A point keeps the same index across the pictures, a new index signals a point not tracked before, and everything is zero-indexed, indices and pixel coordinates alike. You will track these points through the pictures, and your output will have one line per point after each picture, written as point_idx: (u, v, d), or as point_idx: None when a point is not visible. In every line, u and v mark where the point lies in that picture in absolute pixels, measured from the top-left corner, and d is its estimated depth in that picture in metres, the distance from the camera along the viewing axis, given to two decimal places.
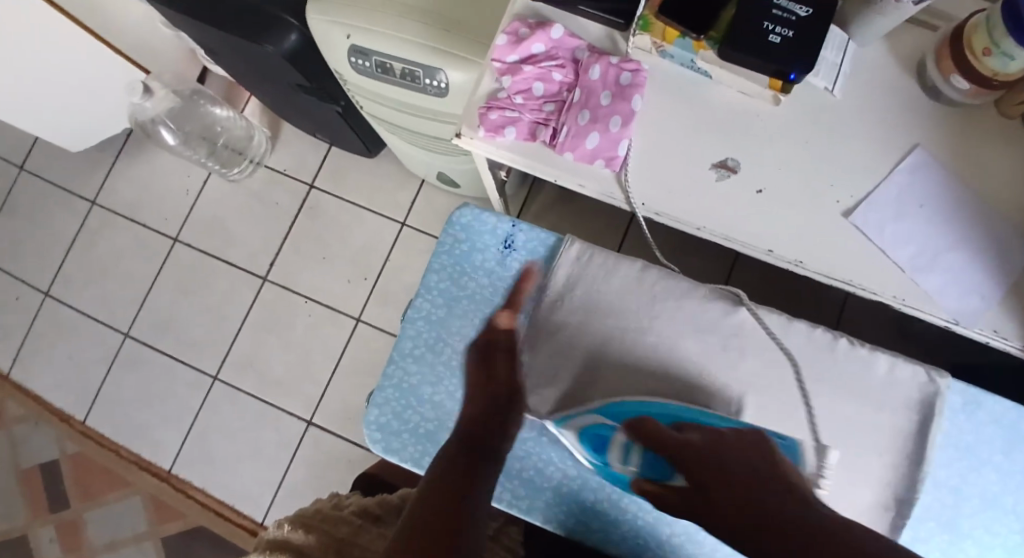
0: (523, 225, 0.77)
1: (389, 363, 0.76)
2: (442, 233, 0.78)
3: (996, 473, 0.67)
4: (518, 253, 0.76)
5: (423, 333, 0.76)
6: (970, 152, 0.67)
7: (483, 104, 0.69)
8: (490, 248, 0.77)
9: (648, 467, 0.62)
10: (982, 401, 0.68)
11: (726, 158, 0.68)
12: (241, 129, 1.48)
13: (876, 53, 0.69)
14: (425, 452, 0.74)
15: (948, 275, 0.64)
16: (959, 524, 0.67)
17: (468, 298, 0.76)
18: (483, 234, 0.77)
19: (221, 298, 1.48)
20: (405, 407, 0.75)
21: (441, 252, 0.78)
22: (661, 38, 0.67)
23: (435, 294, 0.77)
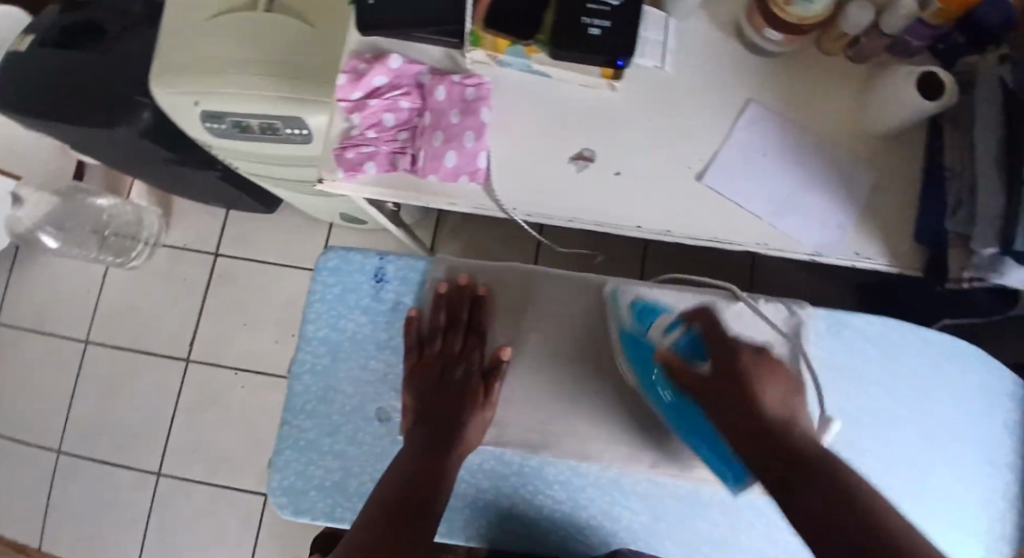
0: (391, 255, 0.70)
1: (282, 425, 0.69)
2: (312, 280, 0.71)
3: (883, 386, 0.67)
4: (392, 284, 0.70)
5: (311, 386, 0.69)
6: (800, 96, 0.71)
7: (338, 145, 0.70)
8: (362, 286, 0.70)
9: (685, 344, 0.59)
10: (847, 320, 0.68)
11: (581, 150, 0.71)
12: (130, 214, 1.44)
13: (696, 22, 0.73)
14: (336, 504, 0.68)
15: (802, 214, 0.68)
16: (857, 445, 0.66)
17: (349, 341, 0.69)
18: (354, 274, 0.70)
19: (148, 389, 1.42)
20: (308, 464, 0.68)
21: (313, 301, 0.70)
22: (493, 49, 0.69)
23: (315, 344, 0.70)
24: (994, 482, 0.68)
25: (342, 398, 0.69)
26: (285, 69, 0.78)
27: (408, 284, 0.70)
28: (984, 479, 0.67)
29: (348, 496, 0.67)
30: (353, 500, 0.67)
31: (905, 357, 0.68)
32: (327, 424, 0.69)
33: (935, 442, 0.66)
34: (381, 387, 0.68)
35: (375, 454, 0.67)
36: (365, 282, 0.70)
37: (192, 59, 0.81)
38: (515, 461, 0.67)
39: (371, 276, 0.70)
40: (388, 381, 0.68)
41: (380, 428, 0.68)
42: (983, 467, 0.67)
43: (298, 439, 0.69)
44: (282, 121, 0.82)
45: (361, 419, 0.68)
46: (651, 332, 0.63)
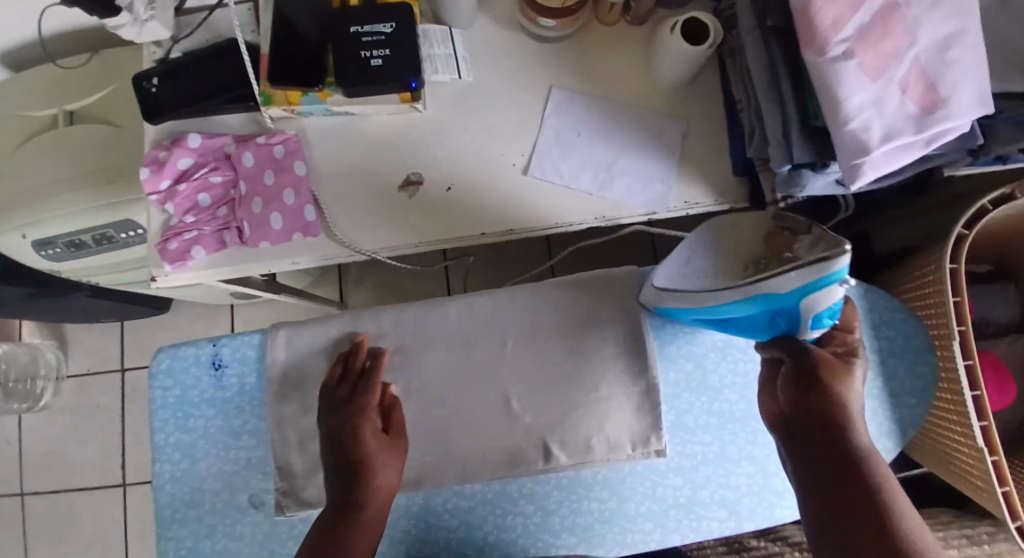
0: (223, 338, 0.68)
1: (158, 539, 0.65)
2: (149, 387, 0.68)
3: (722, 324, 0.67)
4: (231, 366, 0.67)
5: (178, 493, 0.65)
6: (594, 70, 0.73)
7: (160, 238, 0.68)
8: (201, 378, 0.67)
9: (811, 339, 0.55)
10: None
11: (408, 175, 0.71)
12: (25, 354, 1.38)
13: (480, 28, 0.75)
14: None
15: (626, 180, 0.70)
16: (707, 382, 0.66)
17: (203, 439, 0.66)
18: (190, 369, 0.68)
19: (91, 526, 1.35)
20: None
21: (158, 408, 0.67)
22: (287, 103, 0.69)
23: (172, 451, 0.67)
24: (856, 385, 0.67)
25: (212, 494, 0.66)
26: (98, 176, 0.76)
27: (248, 363, 0.68)
28: None
29: None
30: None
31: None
32: (203, 526, 0.65)
33: None
34: (250, 473, 0.65)
35: (257, 541, 0.64)
36: (205, 374, 0.67)
37: (6, 193, 0.78)
38: (400, 503, 0.64)
39: (210, 366, 0.68)
40: (258, 463, 0.65)
41: (259, 514, 0.65)
42: None
43: (179, 549, 0.65)
44: (113, 227, 0.80)
45: (236, 510, 0.65)
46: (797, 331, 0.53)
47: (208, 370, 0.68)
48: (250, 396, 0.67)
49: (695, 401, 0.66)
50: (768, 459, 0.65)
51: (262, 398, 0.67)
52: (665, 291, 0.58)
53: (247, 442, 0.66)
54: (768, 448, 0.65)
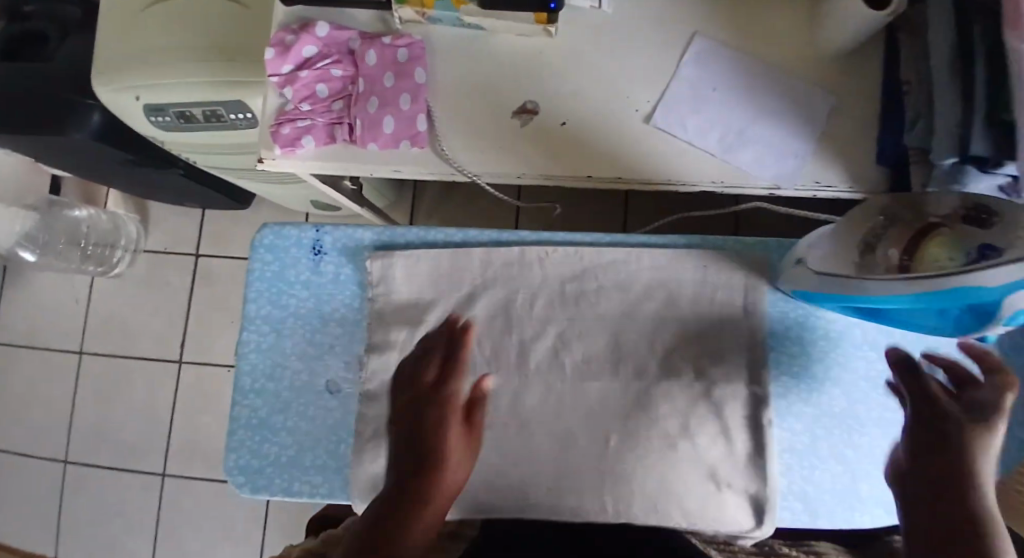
0: (327, 227, 0.70)
1: (233, 405, 0.68)
2: (249, 260, 0.70)
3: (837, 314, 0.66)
4: (331, 255, 0.69)
5: (258, 364, 0.68)
6: (743, 25, 0.68)
7: (274, 122, 0.68)
8: (300, 260, 0.69)
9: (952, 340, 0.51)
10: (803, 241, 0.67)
11: (524, 102, 0.68)
12: (107, 222, 1.44)
13: None
14: (292, 480, 0.66)
15: (755, 147, 0.66)
16: (814, 374, 0.66)
17: (292, 316, 0.68)
18: (291, 249, 0.69)
19: (145, 392, 1.43)
20: (262, 441, 0.67)
21: (253, 280, 0.70)
22: (420, 6, 0.66)
23: (259, 323, 0.69)
24: None
25: (290, 373, 0.68)
26: (218, 52, 0.76)
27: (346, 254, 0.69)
28: None
29: (305, 469, 0.65)
30: (308, 472, 0.65)
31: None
32: (278, 401, 0.67)
33: (896, 364, 0.66)
34: (329, 359, 0.68)
35: (325, 425, 0.66)
36: (304, 256, 0.69)
37: (128, 50, 0.79)
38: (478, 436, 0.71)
39: (309, 250, 0.69)
40: (336, 352, 0.68)
41: (332, 400, 0.67)
42: None
43: (253, 417, 0.68)
44: (225, 106, 0.81)
45: (312, 392, 0.67)
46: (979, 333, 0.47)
47: (307, 254, 0.69)
48: (343, 284, 0.69)
49: (793, 389, 0.65)
50: (858, 461, 0.64)
51: (356, 291, 0.69)
52: (819, 275, 0.56)
53: (330, 331, 0.68)
54: (862, 453, 0.64)
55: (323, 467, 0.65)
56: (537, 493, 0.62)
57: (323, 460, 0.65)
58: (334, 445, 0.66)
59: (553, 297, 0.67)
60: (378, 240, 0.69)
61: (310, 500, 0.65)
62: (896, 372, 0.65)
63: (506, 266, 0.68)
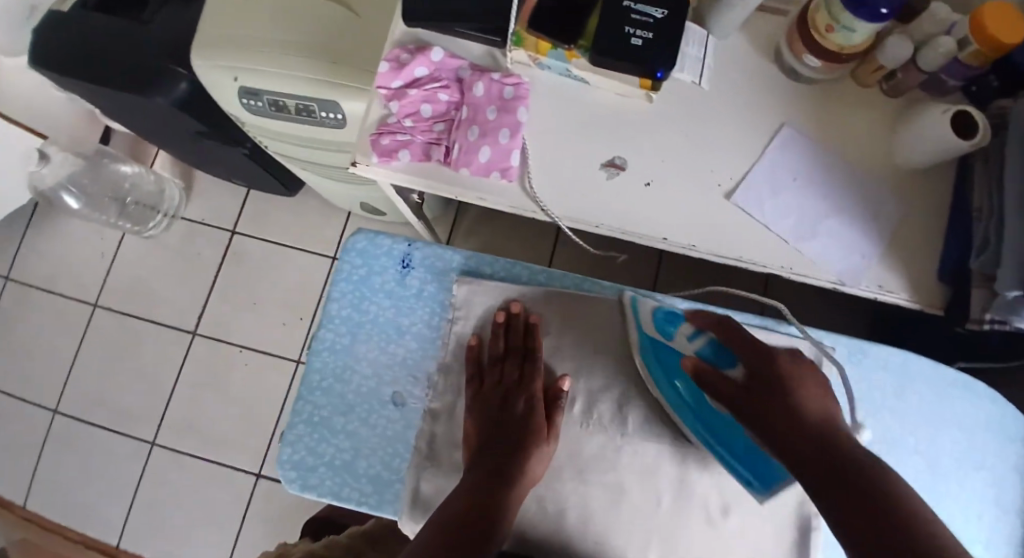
0: (418, 243, 0.77)
1: (298, 399, 0.74)
2: (339, 261, 0.77)
3: (891, 414, 0.70)
4: (417, 270, 0.76)
5: (329, 363, 0.74)
6: (832, 125, 0.72)
7: (374, 131, 0.71)
8: (388, 269, 0.76)
9: (707, 352, 0.64)
10: (866, 352, 0.71)
11: (614, 157, 0.71)
12: (152, 183, 1.45)
13: (735, 43, 0.74)
14: (343, 484, 0.72)
15: (828, 240, 0.69)
16: None
17: (370, 323, 0.75)
18: (380, 257, 0.76)
19: (151, 357, 1.42)
20: (320, 441, 0.73)
21: (340, 280, 0.76)
22: (534, 51, 0.70)
23: (337, 324, 0.75)
24: (999, 525, 0.70)
25: (358, 378, 0.74)
26: (323, 52, 0.78)
27: (431, 271, 0.76)
28: (990, 518, 0.70)
29: (357, 476, 0.72)
30: (360, 480, 0.72)
31: (915, 388, 0.71)
32: (342, 403, 0.74)
33: (943, 474, 0.69)
34: (398, 370, 0.74)
35: (385, 436, 0.73)
36: (392, 267, 0.76)
37: (236, 34, 0.81)
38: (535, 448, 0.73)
39: (398, 262, 0.76)
40: (405, 364, 0.74)
41: (394, 412, 0.74)
42: (990, 506, 0.70)
43: (313, 414, 0.74)
44: (318, 103, 0.81)
45: (377, 399, 0.74)
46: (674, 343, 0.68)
47: (395, 265, 0.76)
48: (424, 300, 0.76)
49: None
50: None
51: (436, 309, 0.76)
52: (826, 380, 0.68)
53: (404, 343, 0.75)
54: None
55: (374, 478, 0.72)
56: (583, 543, 0.66)
57: (377, 470, 0.72)
58: (389, 457, 0.72)
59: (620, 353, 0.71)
60: (465, 266, 0.76)
61: (357, 506, 0.72)
62: (940, 482, 0.69)
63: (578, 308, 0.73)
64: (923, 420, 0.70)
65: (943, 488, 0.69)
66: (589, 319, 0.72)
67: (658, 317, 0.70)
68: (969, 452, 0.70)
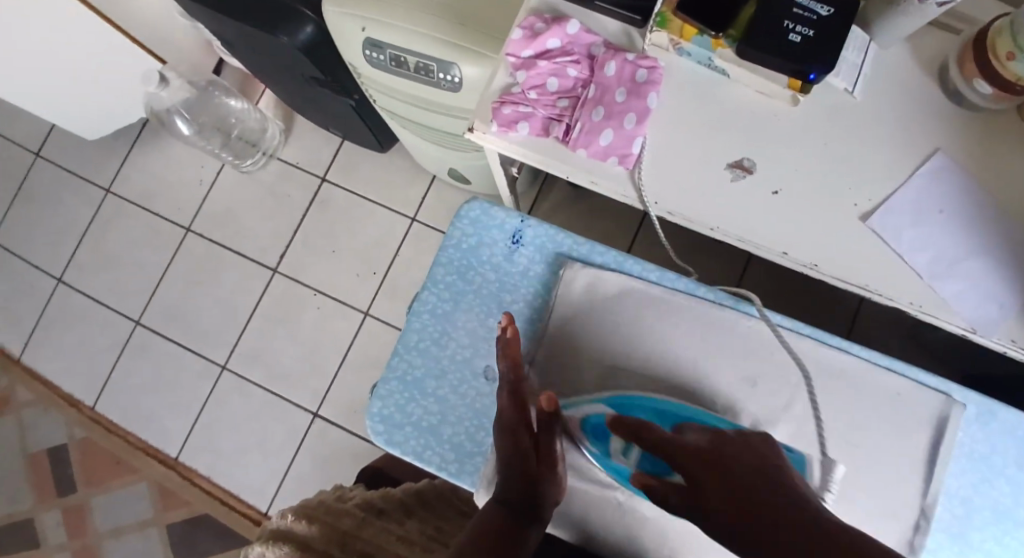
0: (532, 220, 0.77)
1: (394, 355, 0.78)
2: (451, 227, 0.78)
3: (1008, 484, 0.67)
4: (527, 248, 0.76)
5: (429, 326, 0.77)
6: (993, 158, 0.65)
7: (496, 99, 0.69)
8: (498, 242, 0.77)
9: (637, 454, 0.62)
10: (999, 414, 0.68)
11: (742, 158, 0.67)
12: (256, 121, 1.49)
13: (896, 55, 0.68)
14: (427, 446, 0.75)
15: (967, 283, 0.63)
16: (967, 537, 0.67)
17: (473, 293, 0.77)
18: (492, 229, 0.77)
19: (231, 287, 1.49)
20: (409, 400, 0.76)
21: (448, 247, 0.78)
22: (678, 35, 0.66)
23: (441, 288, 0.78)
24: None
25: (454, 345, 0.77)
26: (453, 12, 0.77)
27: (540, 251, 0.76)
28: None
29: (441, 441, 0.75)
30: (443, 446, 0.75)
31: None
32: (435, 366, 0.77)
33: None
34: (493, 344, 0.76)
35: (472, 407, 0.75)
36: (502, 241, 0.77)
37: None
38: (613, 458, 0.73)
39: (508, 237, 0.77)
40: None
41: (485, 385, 0.75)
42: None
43: (406, 373, 0.77)
44: (438, 64, 0.80)
45: (470, 370, 0.76)
46: (606, 450, 0.65)
47: (506, 240, 0.77)
48: (529, 279, 0.77)
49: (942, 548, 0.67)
50: None
51: (539, 289, 0.76)
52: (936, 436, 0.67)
53: (503, 318, 0.76)
54: None
55: (457, 446, 0.74)
56: None
57: (461, 439, 0.74)
58: (474, 429, 0.75)
59: (712, 370, 0.71)
60: (576, 251, 0.76)
61: (437, 470, 0.74)
62: None
63: (669, 314, 0.73)
64: None
65: None
66: (686, 328, 0.72)
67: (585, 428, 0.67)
68: None
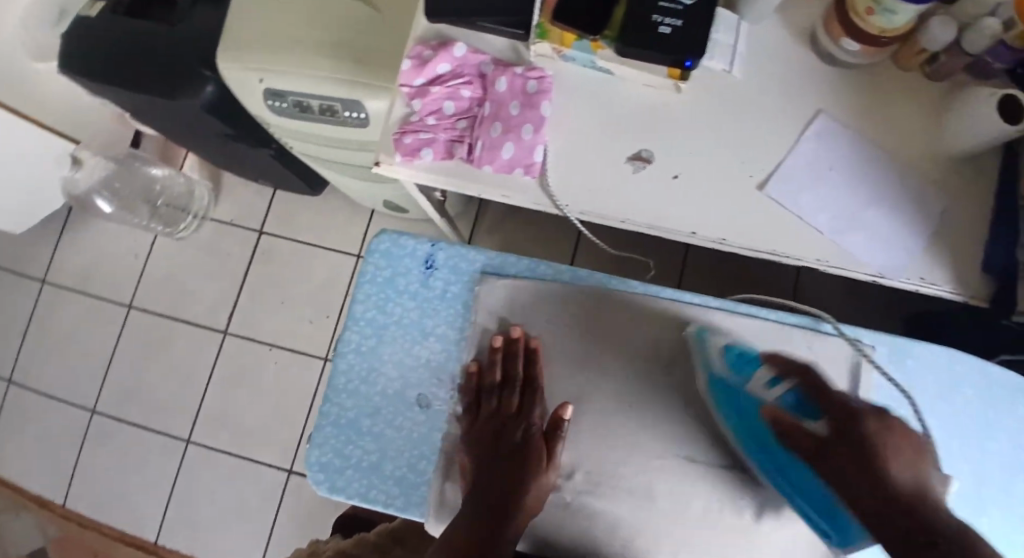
0: (442, 244, 0.78)
1: (325, 401, 0.77)
2: (364, 261, 0.79)
3: (931, 420, 0.70)
4: (441, 271, 0.78)
5: (356, 365, 0.77)
6: (872, 111, 0.69)
7: (396, 130, 0.70)
8: (412, 271, 0.78)
9: (789, 401, 0.61)
10: (911, 349, 0.72)
11: (640, 150, 0.69)
12: (182, 185, 1.48)
13: (767, 29, 0.71)
14: (370, 485, 0.75)
15: (866, 232, 0.66)
16: None
17: (394, 325, 0.77)
18: (404, 258, 0.78)
19: (184, 356, 1.45)
20: (347, 443, 0.76)
21: (364, 283, 0.78)
22: (559, 43, 0.69)
23: (362, 325, 0.78)
24: None
25: (383, 379, 0.77)
26: (345, 51, 0.78)
27: (455, 272, 0.78)
28: None
29: (383, 478, 0.75)
30: (387, 482, 0.75)
31: (959, 394, 0.71)
32: (367, 405, 0.76)
33: (984, 482, 0.69)
34: (422, 372, 0.76)
35: (410, 437, 0.76)
36: (416, 268, 0.78)
37: (260, 36, 0.81)
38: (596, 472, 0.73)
39: (422, 263, 0.78)
40: (429, 365, 0.77)
41: (419, 414, 0.76)
42: None
43: (340, 416, 0.77)
44: (341, 103, 0.81)
45: (403, 402, 0.76)
46: (751, 383, 0.66)
47: (420, 266, 0.78)
48: (448, 300, 0.77)
49: None
50: None
51: (459, 309, 0.77)
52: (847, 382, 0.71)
53: (428, 344, 0.77)
54: None
55: (401, 479, 0.75)
56: None
57: (403, 472, 0.75)
58: (415, 459, 0.75)
59: (634, 354, 0.74)
60: (489, 266, 0.77)
61: (384, 508, 0.75)
62: (981, 490, 0.69)
63: (587, 309, 0.75)
64: (960, 427, 0.70)
65: (986, 497, 0.69)
66: (603, 319, 0.75)
67: (728, 354, 0.70)
68: (1012, 461, 0.70)
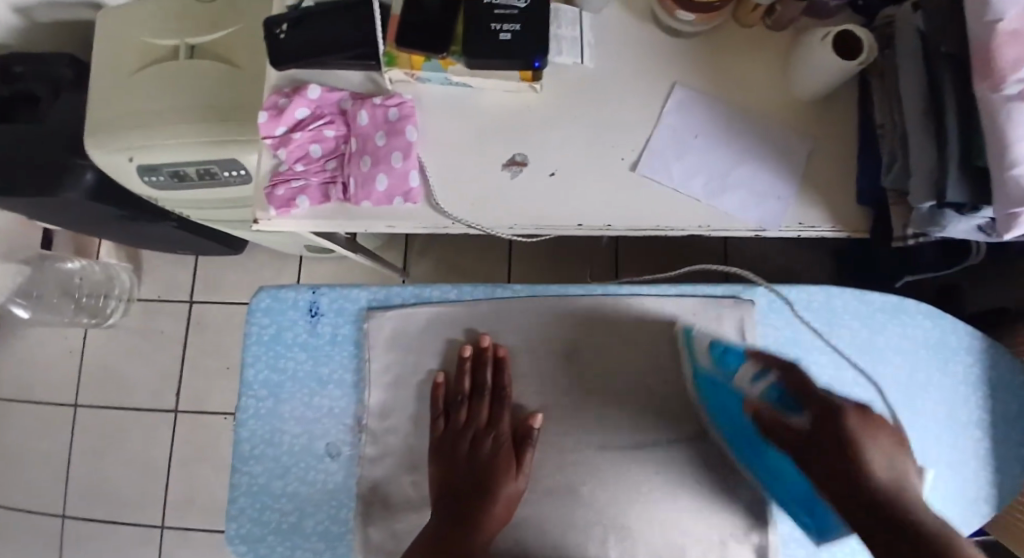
0: (323, 288, 0.77)
1: (234, 472, 0.74)
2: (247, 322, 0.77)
3: (824, 356, 0.72)
4: (327, 316, 0.76)
5: (258, 429, 0.74)
6: (725, 74, 0.71)
7: (268, 184, 0.70)
8: (297, 321, 0.76)
9: (773, 396, 0.61)
10: (788, 298, 0.73)
11: (513, 155, 0.70)
12: (100, 273, 1.44)
13: (610, 14, 0.73)
14: (295, 547, 0.72)
15: (740, 190, 0.68)
16: None
17: (290, 380, 0.75)
18: (288, 311, 0.77)
19: (140, 444, 1.41)
20: (263, 509, 0.73)
21: (251, 344, 0.76)
22: (409, 67, 0.69)
23: (257, 388, 0.75)
24: (959, 442, 0.72)
25: (289, 437, 0.74)
26: (207, 113, 0.77)
27: (341, 313, 0.76)
28: (946, 441, 0.71)
29: (307, 536, 0.72)
30: (311, 539, 0.72)
31: (845, 323, 0.73)
32: (277, 466, 0.74)
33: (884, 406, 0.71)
34: (327, 421, 0.74)
35: (326, 488, 0.73)
36: (301, 318, 0.76)
37: (119, 115, 0.79)
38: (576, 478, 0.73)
39: (306, 312, 0.77)
40: (332, 412, 0.75)
41: (333, 463, 0.74)
42: (945, 430, 0.72)
43: (252, 484, 0.74)
44: (217, 165, 0.80)
45: (312, 455, 0.74)
46: (736, 379, 0.65)
47: (304, 315, 0.77)
48: (340, 343, 0.76)
49: None
50: None
51: (353, 349, 0.76)
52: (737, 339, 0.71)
53: (328, 392, 0.75)
54: None
55: (325, 534, 0.72)
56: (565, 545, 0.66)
57: (326, 525, 0.73)
58: (336, 509, 0.73)
59: (533, 358, 0.73)
60: (374, 300, 0.76)
61: None
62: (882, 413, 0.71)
63: (477, 323, 0.74)
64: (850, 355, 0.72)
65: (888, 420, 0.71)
66: (495, 332, 0.74)
67: (714, 351, 0.67)
68: (904, 379, 0.72)
